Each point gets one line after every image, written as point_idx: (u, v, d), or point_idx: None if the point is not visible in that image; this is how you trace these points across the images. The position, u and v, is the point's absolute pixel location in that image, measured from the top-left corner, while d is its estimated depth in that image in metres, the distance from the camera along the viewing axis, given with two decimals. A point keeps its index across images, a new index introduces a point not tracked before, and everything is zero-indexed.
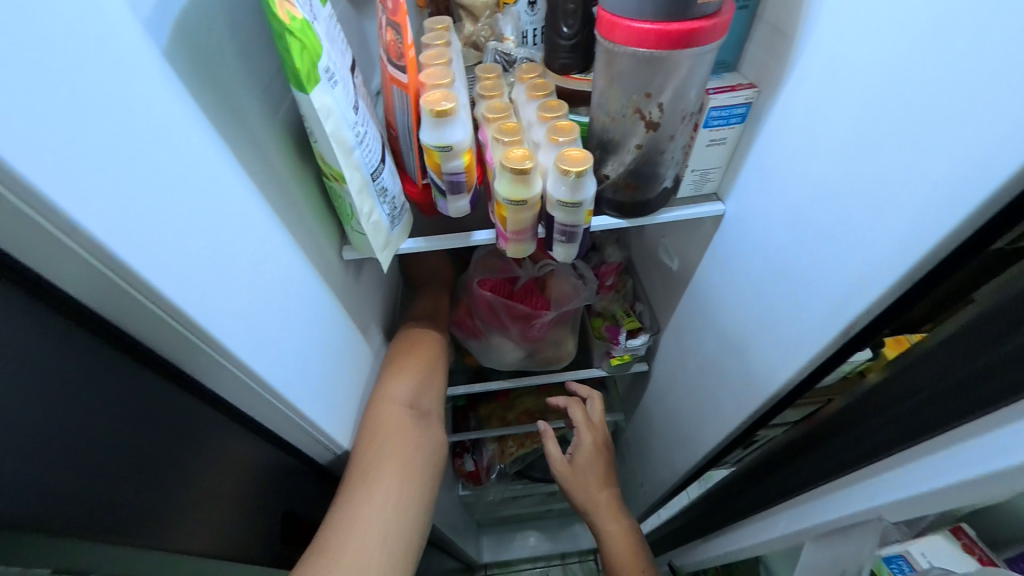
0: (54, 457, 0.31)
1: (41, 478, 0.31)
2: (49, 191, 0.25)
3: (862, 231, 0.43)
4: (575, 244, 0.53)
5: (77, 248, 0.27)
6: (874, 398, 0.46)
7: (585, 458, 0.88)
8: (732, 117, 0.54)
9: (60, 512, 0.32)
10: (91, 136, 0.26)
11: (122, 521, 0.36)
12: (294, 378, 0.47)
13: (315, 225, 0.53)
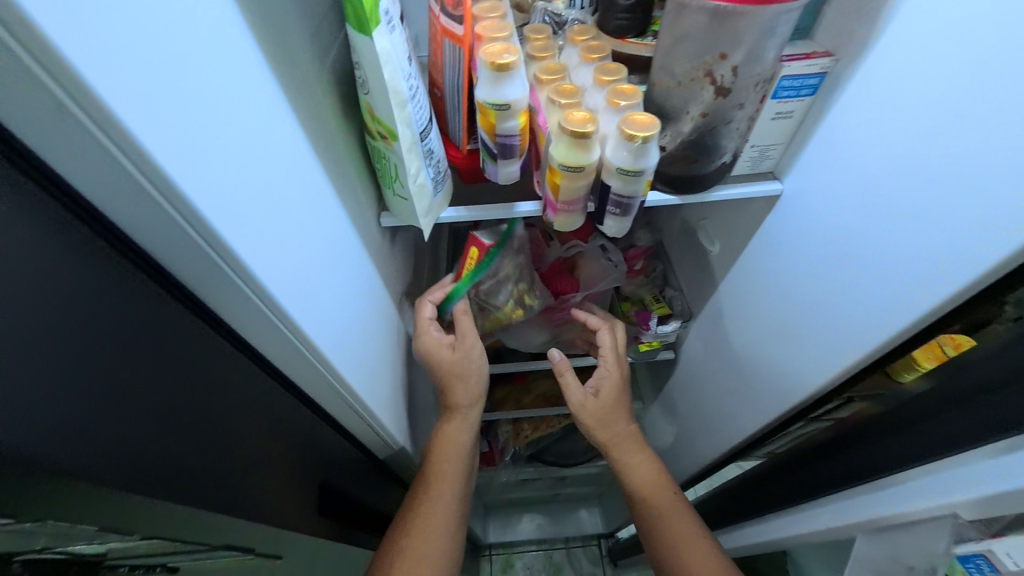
0: (112, 407, 0.30)
1: (95, 432, 0.29)
2: (121, 113, 0.22)
3: (934, 215, 0.40)
4: (628, 217, 0.50)
5: (146, 183, 0.25)
6: (937, 395, 0.46)
7: (609, 390, 0.81)
8: (802, 90, 0.51)
9: (113, 474, 0.31)
10: (162, 55, 0.23)
11: (169, 482, 0.36)
12: (338, 346, 0.45)
13: (357, 187, 0.50)
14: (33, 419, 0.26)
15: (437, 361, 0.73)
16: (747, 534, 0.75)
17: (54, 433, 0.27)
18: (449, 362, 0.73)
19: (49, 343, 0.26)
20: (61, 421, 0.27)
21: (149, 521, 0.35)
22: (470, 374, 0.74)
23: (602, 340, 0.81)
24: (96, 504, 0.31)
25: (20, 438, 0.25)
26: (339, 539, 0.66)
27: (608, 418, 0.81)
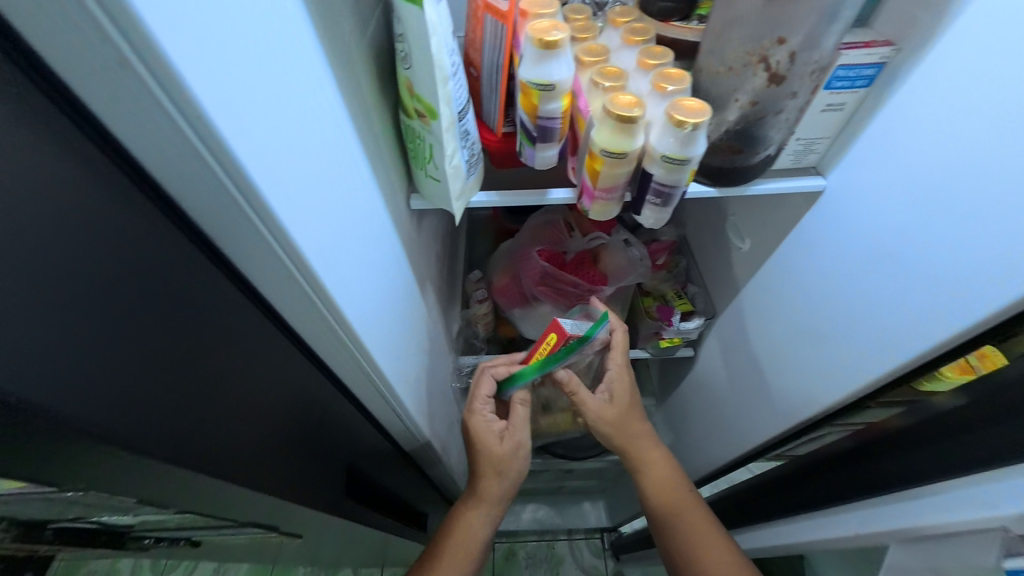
0: (159, 379, 0.30)
1: (146, 404, 0.29)
2: (183, 69, 0.21)
3: (992, 222, 0.39)
4: (668, 208, 0.49)
5: (203, 148, 0.24)
6: (977, 406, 0.43)
7: (621, 393, 0.79)
8: (857, 81, 0.48)
9: (164, 448, 0.30)
10: (226, 11, 0.22)
11: (218, 457, 0.36)
12: (370, 328, 0.45)
13: (390, 166, 0.49)
14: (85, 386, 0.25)
15: (483, 446, 0.74)
16: (760, 538, 0.74)
17: (105, 401, 0.26)
18: (494, 454, 0.73)
19: (93, 307, 0.26)
20: (110, 388, 0.27)
21: (186, 493, 0.34)
22: (511, 467, 0.74)
23: (614, 339, 0.79)
24: (135, 478, 0.29)
25: (73, 406, 0.25)
26: (363, 522, 0.66)
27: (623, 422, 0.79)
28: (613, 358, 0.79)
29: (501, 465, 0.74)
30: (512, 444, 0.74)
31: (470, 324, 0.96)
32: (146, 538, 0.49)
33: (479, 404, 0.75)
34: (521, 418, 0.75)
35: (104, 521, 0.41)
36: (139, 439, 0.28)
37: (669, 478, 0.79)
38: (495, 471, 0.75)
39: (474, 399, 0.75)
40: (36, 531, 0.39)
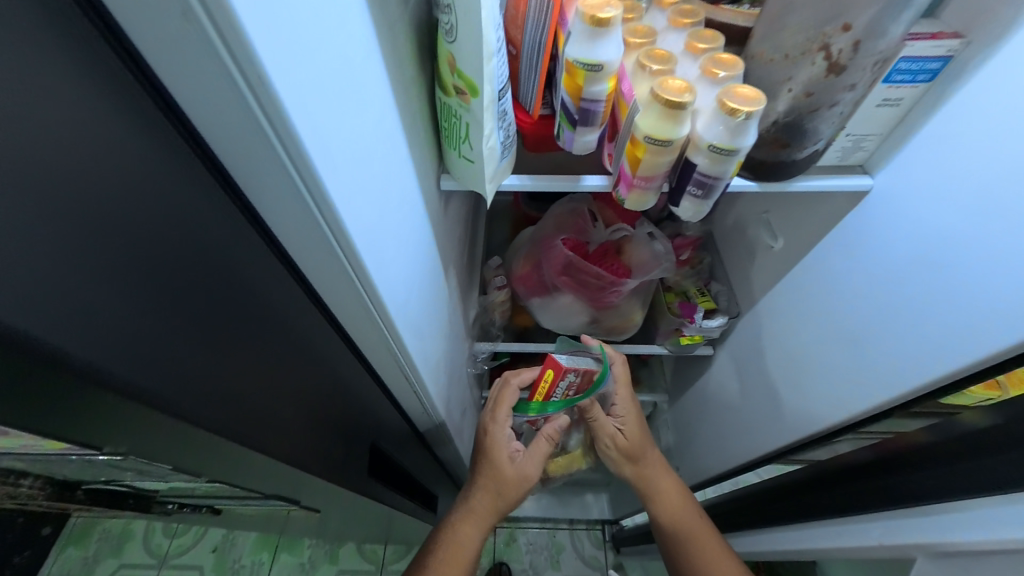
0: (197, 344, 0.30)
1: (188, 369, 0.29)
2: (248, 25, 0.20)
3: None
4: (708, 201, 0.47)
5: (257, 107, 0.24)
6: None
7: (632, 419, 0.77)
8: (918, 76, 0.46)
9: (205, 416, 0.30)
10: None
11: (252, 429, 0.35)
12: (399, 308, 0.44)
13: (423, 143, 0.48)
14: (133, 342, 0.25)
15: (492, 462, 0.71)
16: (770, 541, 0.72)
17: (147, 361, 0.26)
18: (501, 474, 0.71)
19: (135, 262, 0.26)
20: (154, 348, 0.27)
21: (217, 463, 0.34)
22: (510, 494, 0.71)
23: (617, 374, 0.77)
24: (177, 442, 0.30)
25: (120, 365, 0.24)
26: (381, 501, 0.66)
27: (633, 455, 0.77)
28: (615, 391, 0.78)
29: (504, 488, 0.71)
30: (519, 472, 0.71)
31: (488, 310, 0.96)
32: (171, 503, 0.50)
33: (500, 417, 0.73)
34: (536, 452, 0.73)
35: (132, 485, 0.41)
36: (181, 406, 0.28)
37: (677, 497, 0.76)
38: (494, 494, 0.71)
39: (496, 411, 0.74)
40: (68, 491, 0.40)
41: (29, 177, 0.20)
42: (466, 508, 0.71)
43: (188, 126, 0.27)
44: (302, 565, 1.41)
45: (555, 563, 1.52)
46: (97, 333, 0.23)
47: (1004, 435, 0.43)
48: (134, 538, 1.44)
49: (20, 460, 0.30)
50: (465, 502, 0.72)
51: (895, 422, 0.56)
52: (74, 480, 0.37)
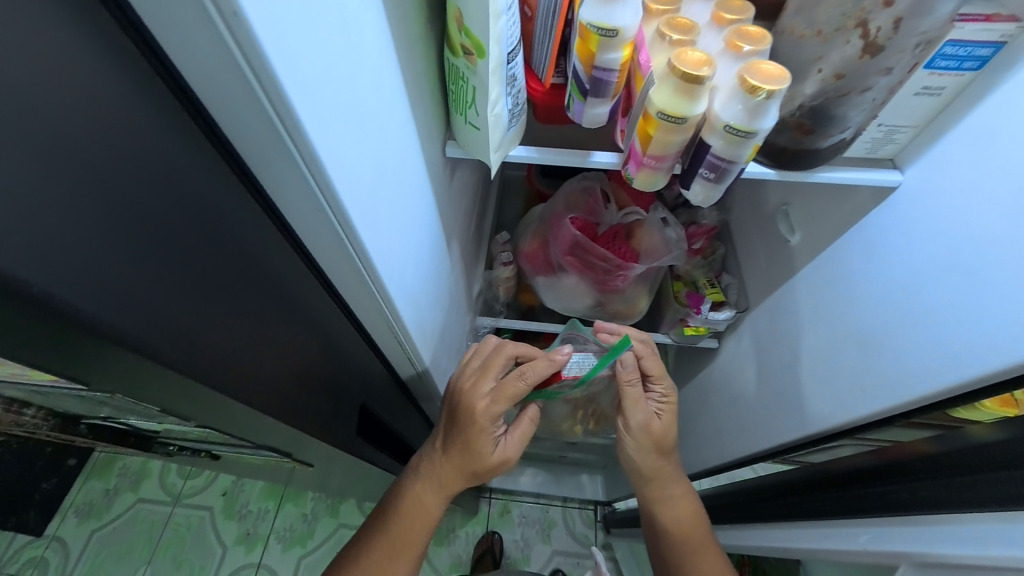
0: (192, 295, 0.31)
1: (184, 318, 0.30)
2: None
3: None
4: (721, 185, 0.45)
5: (243, 62, 0.23)
6: None
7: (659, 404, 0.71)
8: (964, 63, 0.42)
9: (204, 369, 0.31)
10: None
11: (245, 386, 0.36)
12: (394, 276, 0.45)
13: (429, 106, 0.47)
14: (134, 290, 0.26)
15: (472, 446, 0.61)
16: (756, 536, 0.72)
17: (149, 312, 0.27)
18: (481, 459, 0.62)
19: (129, 214, 0.26)
20: (152, 295, 0.27)
21: (211, 412, 0.35)
22: (483, 474, 0.63)
23: (649, 369, 0.70)
24: (174, 390, 0.31)
25: (121, 311, 0.25)
26: (359, 456, 0.62)
27: (665, 448, 0.70)
28: (658, 384, 0.71)
29: (479, 471, 0.63)
30: (500, 456, 0.63)
31: (492, 286, 0.95)
32: (171, 445, 0.52)
33: (496, 404, 0.60)
34: (518, 436, 0.65)
35: (129, 424, 0.43)
36: (177, 358, 0.29)
37: (689, 505, 0.72)
38: (468, 475, 0.63)
39: (496, 393, 0.61)
40: (70, 425, 0.42)
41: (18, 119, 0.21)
42: (432, 479, 0.64)
43: (175, 70, 0.27)
44: (304, 516, 1.48)
45: (545, 537, 1.56)
46: (99, 279, 0.24)
47: (1009, 450, 0.42)
48: (150, 475, 1.53)
49: (17, 389, 0.32)
50: (432, 473, 0.64)
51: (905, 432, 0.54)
52: (73, 415, 0.39)
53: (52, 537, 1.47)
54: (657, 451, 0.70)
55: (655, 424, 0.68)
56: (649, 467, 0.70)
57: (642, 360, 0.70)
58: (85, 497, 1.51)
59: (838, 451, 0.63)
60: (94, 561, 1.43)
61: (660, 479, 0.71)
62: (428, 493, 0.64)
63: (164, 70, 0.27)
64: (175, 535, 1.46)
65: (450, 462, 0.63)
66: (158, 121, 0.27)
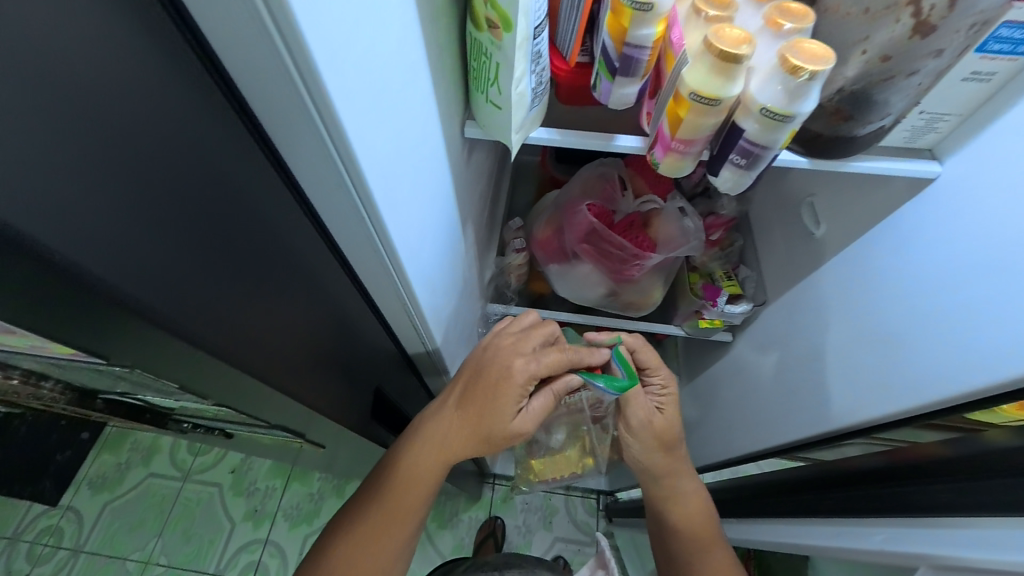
0: (212, 272, 0.30)
1: (204, 294, 0.29)
2: None
3: None
4: (751, 172, 0.43)
5: (271, 24, 0.22)
6: None
7: (661, 398, 0.70)
8: (1019, 47, 0.40)
9: (223, 347, 0.31)
10: None
11: (262, 366, 0.36)
12: (412, 257, 0.44)
13: (450, 83, 0.46)
14: (151, 262, 0.26)
15: (493, 408, 0.59)
16: (764, 531, 0.72)
17: (166, 286, 0.27)
18: (499, 423, 0.60)
19: (148, 183, 0.25)
20: (169, 268, 0.27)
21: (230, 390, 0.35)
22: (497, 439, 0.61)
23: (644, 361, 0.69)
24: (198, 368, 0.31)
25: (135, 284, 0.24)
26: (369, 438, 0.62)
27: (671, 444, 0.70)
28: (656, 375, 0.70)
29: (491, 436, 0.60)
30: (519, 424, 0.61)
31: (503, 273, 0.94)
32: (185, 422, 0.52)
33: (534, 369, 0.60)
34: (540, 407, 0.61)
35: (144, 400, 0.43)
36: (195, 335, 0.29)
37: (699, 503, 0.71)
38: (478, 440, 0.61)
39: (536, 359, 0.61)
40: (87, 399, 0.42)
41: (39, 77, 0.20)
42: (438, 439, 0.62)
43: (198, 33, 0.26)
44: (310, 495, 1.51)
45: (547, 524, 1.57)
46: (115, 250, 0.23)
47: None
48: (161, 451, 1.56)
49: (34, 360, 0.31)
50: (444, 428, 0.62)
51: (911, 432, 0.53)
52: (89, 389, 0.39)
53: (67, 507, 1.50)
54: (665, 448, 0.69)
55: (657, 420, 0.69)
56: (659, 465, 0.70)
57: (635, 353, 0.69)
58: (99, 470, 1.54)
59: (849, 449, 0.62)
60: (107, 532, 1.47)
61: (671, 478, 0.70)
62: (436, 450, 0.62)
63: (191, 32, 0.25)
64: (185, 510, 1.49)
65: (466, 420, 0.61)
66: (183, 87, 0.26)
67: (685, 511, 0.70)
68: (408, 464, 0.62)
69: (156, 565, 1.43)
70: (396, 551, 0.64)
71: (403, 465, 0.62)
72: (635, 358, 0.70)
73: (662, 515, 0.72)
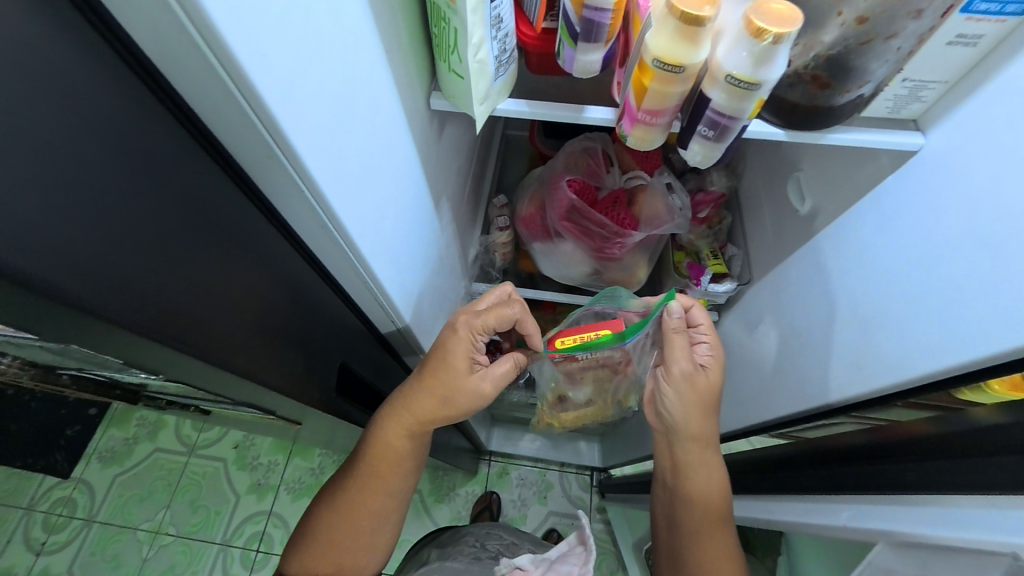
0: (142, 253, 0.30)
1: (136, 276, 0.29)
2: None
3: None
4: (722, 144, 0.42)
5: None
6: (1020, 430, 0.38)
7: (709, 363, 0.68)
8: (1007, 6, 0.37)
9: (157, 328, 0.31)
10: None
11: (211, 350, 0.36)
12: (368, 230, 0.43)
13: (409, 53, 0.44)
14: (66, 233, 0.25)
15: (444, 368, 0.61)
16: (746, 507, 0.73)
17: (77, 264, 0.25)
18: (454, 380, 0.61)
19: (54, 153, 0.25)
20: (91, 247, 0.26)
21: (176, 367, 0.35)
22: (458, 400, 0.61)
23: (696, 320, 0.68)
24: (139, 349, 0.31)
25: (38, 257, 0.24)
26: (342, 417, 0.62)
27: (708, 404, 0.67)
28: (706, 334, 0.68)
29: (451, 397, 0.61)
30: (478, 382, 0.62)
31: (488, 251, 0.93)
32: (157, 397, 0.52)
33: (478, 322, 0.61)
34: (502, 371, 0.63)
35: (110, 375, 0.43)
36: (127, 318, 0.28)
37: (718, 481, 0.68)
38: (440, 406, 0.62)
39: (480, 316, 0.62)
40: (51, 373, 0.42)
41: None
42: (398, 409, 0.62)
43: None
44: (312, 469, 1.55)
45: (541, 498, 1.61)
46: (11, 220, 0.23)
47: (988, 431, 0.41)
48: (167, 427, 1.60)
49: None
50: (402, 401, 0.63)
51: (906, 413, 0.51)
52: (50, 365, 0.39)
53: (79, 479, 1.55)
54: (700, 407, 0.66)
55: (699, 377, 0.66)
56: (691, 425, 0.67)
57: (687, 312, 0.69)
58: (107, 444, 1.58)
59: (825, 428, 0.62)
60: (117, 502, 1.52)
61: (700, 442, 0.68)
62: (397, 421, 0.62)
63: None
64: (191, 483, 1.54)
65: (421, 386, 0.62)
66: (78, 52, 0.25)
67: (701, 490, 0.68)
68: (376, 437, 0.63)
69: (166, 535, 1.48)
70: (375, 519, 0.66)
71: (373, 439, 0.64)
72: (688, 316, 0.69)
73: (675, 485, 0.70)
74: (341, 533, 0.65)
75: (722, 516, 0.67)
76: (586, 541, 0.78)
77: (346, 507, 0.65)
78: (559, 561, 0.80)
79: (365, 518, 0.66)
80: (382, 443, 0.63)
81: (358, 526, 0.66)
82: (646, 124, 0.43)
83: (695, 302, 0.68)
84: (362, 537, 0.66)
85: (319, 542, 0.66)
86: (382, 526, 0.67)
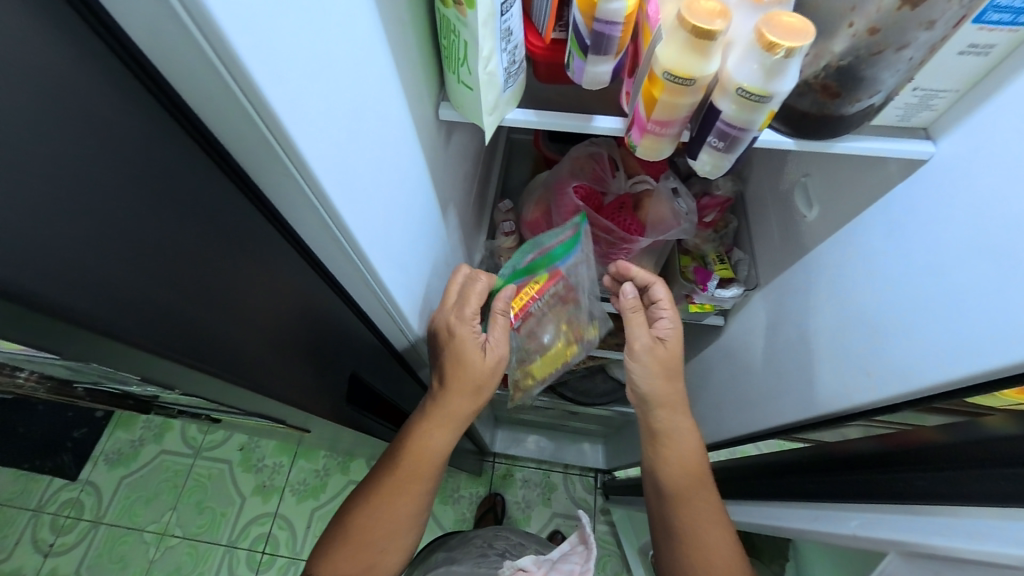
0: (156, 272, 0.30)
1: (150, 296, 0.29)
2: None
3: None
4: (731, 154, 0.42)
5: (187, 18, 0.22)
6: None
7: (670, 333, 0.67)
8: (1020, 16, 0.38)
9: (174, 344, 0.31)
10: None
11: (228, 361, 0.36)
12: (378, 240, 0.44)
13: (419, 65, 0.44)
14: (87, 256, 0.26)
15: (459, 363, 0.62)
16: (755, 513, 0.72)
17: (99, 287, 0.26)
18: (472, 370, 0.63)
19: (77, 177, 0.25)
20: (111, 269, 0.27)
21: (192, 381, 0.35)
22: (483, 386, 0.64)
23: (657, 295, 0.69)
24: (155, 365, 0.31)
25: (60, 281, 0.24)
26: (347, 422, 0.62)
27: (672, 370, 0.67)
28: (666, 308, 0.68)
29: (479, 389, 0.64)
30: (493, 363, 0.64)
31: (494, 255, 0.93)
32: (170, 407, 0.53)
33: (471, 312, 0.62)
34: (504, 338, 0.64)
35: (124, 388, 0.44)
36: (143, 338, 0.29)
37: (691, 446, 0.68)
38: (470, 401, 0.64)
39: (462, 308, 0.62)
40: (67, 386, 0.42)
41: None
42: (439, 413, 0.65)
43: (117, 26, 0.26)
44: (316, 471, 1.56)
45: (546, 500, 1.61)
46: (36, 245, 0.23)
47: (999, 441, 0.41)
48: (173, 429, 1.61)
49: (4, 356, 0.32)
50: (439, 407, 0.65)
51: (913, 415, 0.50)
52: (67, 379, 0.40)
53: (86, 481, 1.56)
54: (665, 377, 0.67)
55: (660, 350, 0.66)
56: (659, 393, 0.67)
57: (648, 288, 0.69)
58: (115, 445, 1.60)
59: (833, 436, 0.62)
60: (124, 504, 1.53)
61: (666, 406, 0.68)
62: (437, 424, 0.65)
63: (104, 30, 0.25)
64: (197, 484, 1.55)
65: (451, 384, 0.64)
66: (104, 80, 0.26)
67: (680, 463, 0.68)
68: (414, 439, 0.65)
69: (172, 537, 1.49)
70: (411, 517, 0.67)
71: (411, 442, 0.65)
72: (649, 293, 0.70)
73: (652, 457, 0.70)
74: (379, 533, 0.66)
75: (708, 490, 0.67)
76: (586, 541, 0.78)
77: (377, 507, 0.65)
78: (565, 561, 0.79)
79: (399, 517, 0.66)
80: (420, 445, 0.65)
81: (397, 525, 0.66)
82: (654, 132, 0.42)
83: (655, 279, 0.69)
84: (399, 535, 0.67)
85: (349, 542, 0.65)
86: (417, 521, 0.68)
